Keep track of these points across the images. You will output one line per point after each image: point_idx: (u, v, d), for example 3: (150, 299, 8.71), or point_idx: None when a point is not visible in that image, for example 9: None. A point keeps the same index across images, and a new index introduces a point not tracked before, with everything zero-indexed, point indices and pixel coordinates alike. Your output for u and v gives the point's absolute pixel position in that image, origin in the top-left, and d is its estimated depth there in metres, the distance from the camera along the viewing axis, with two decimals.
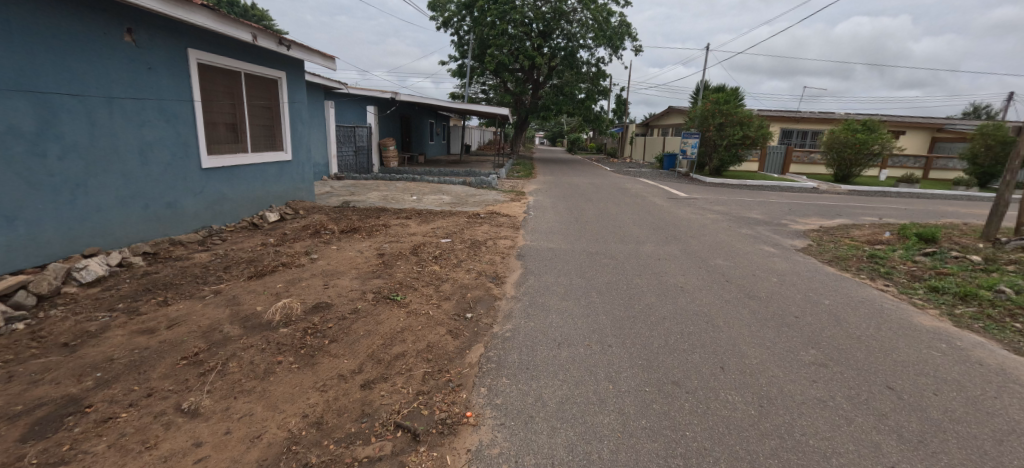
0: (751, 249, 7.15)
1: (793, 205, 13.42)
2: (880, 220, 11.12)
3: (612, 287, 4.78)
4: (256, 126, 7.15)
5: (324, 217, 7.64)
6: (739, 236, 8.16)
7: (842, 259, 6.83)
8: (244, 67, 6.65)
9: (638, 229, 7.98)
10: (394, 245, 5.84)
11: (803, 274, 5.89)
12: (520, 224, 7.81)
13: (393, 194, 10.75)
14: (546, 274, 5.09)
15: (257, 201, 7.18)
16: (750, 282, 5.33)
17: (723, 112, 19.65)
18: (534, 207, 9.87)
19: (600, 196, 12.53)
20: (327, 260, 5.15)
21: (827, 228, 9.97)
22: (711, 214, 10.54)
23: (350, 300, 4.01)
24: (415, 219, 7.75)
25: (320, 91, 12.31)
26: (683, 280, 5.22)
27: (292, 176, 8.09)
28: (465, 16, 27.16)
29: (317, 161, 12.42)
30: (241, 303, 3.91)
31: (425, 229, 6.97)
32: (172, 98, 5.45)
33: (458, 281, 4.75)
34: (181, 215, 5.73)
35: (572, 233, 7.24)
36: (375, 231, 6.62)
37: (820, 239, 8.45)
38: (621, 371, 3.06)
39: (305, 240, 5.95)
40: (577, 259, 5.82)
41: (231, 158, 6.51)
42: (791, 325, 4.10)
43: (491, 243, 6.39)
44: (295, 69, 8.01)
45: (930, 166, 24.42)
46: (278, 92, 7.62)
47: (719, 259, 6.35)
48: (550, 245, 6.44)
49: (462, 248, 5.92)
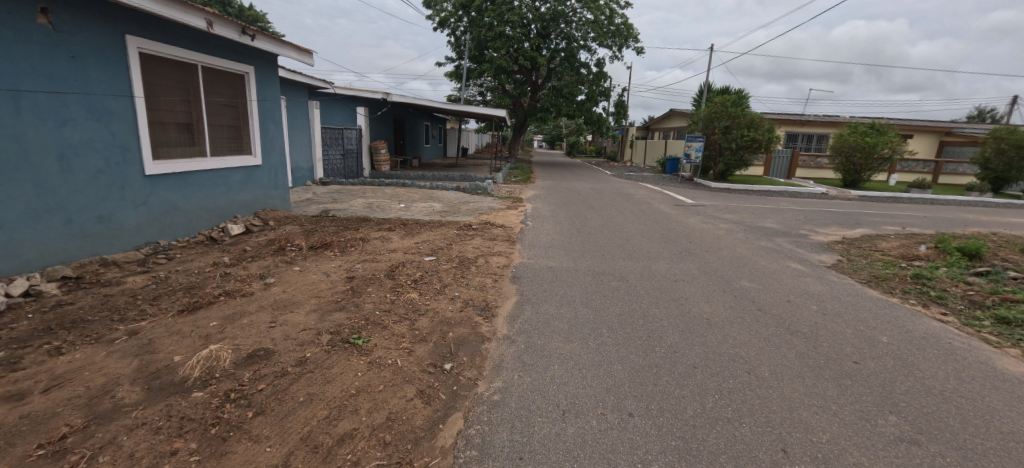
0: (778, 267, 6.32)
1: (808, 213, 12.60)
2: (905, 230, 10.33)
3: (626, 321, 3.96)
4: (217, 127, 6.32)
5: (296, 229, 6.79)
6: (761, 250, 7.33)
7: (882, 279, 6.00)
8: (201, 60, 5.85)
9: (649, 243, 7.12)
10: (369, 265, 4.99)
11: (844, 299, 5.07)
12: (516, 237, 6.99)
13: (379, 201, 9.90)
14: (546, 303, 4.26)
15: (218, 211, 6.34)
16: (787, 312, 4.49)
17: (730, 115, 18.88)
18: (532, 216, 9.04)
19: (603, 203, 11.71)
20: (284, 286, 4.30)
21: (851, 239, 9.15)
22: (724, 224, 9.72)
23: (299, 346, 3.16)
24: (398, 232, 6.89)
25: (303, 90, 11.51)
26: (708, 309, 4.40)
27: (262, 183, 7.26)
28: (462, 16, 26.37)
29: (299, 165, 11.59)
30: (156, 352, 3.06)
31: (410, 245, 6.10)
32: (105, 92, 4.64)
33: (439, 315, 3.90)
34: (119, 230, 4.89)
35: (576, 248, 6.39)
36: (350, 247, 5.77)
37: (848, 254, 7.62)
38: (649, 461, 2.22)
39: (265, 259, 5.10)
40: (582, 282, 4.97)
41: (185, 163, 5.69)
42: (856, 377, 3.26)
43: (484, 261, 5.54)
44: (267, 64, 7.21)
45: (939, 171, 23.73)
46: (245, 88, 6.79)
47: (744, 280, 5.51)
48: (551, 264, 5.59)
49: (449, 269, 5.06)
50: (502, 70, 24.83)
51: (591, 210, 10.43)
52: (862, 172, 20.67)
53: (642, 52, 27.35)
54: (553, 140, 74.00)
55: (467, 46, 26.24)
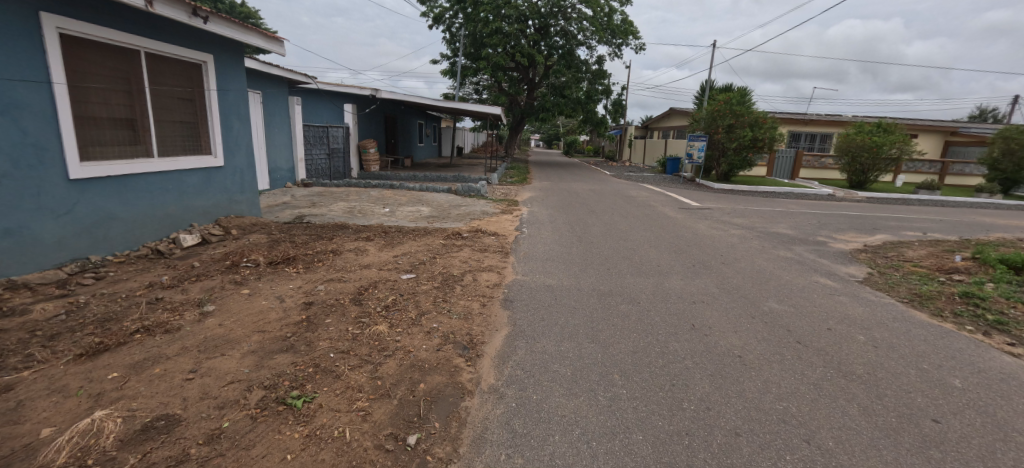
0: (806, 283, 5.57)
1: (821, 217, 11.87)
2: (928, 237, 9.62)
3: (643, 363, 3.20)
4: (166, 123, 5.55)
5: (261, 239, 5.99)
6: (782, 262, 6.60)
7: (925, 297, 5.27)
8: (143, 45, 5.09)
9: (659, 255, 6.36)
10: (333, 286, 4.21)
11: (892, 326, 4.32)
12: (509, 247, 6.23)
13: (362, 205, 9.11)
14: (543, 338, 3.48)
15: (169, 219, 5.56)
16: (833, 348, 3.73)
17: (733, 113, 18.18)
18: (528, 222, 8.28)
19: (604, 207, 10.95)
20: (222, 316, 3.50)
21: (873, 247, 8.43)
22: (736, 230, 9.00)
23: (216, 411, 2.38)
24: (377, 242, 6.10)
25: (282, 85, 10.71)
26: (739, 344, 3.64)
27: (224, 186, 6.45)
28: (457, 11, 25.49)
29: (279, 165, 10.78)
30: (21, 422, 2.28)
31: (387, 258, 5.30)
32: (11, 78, 3.89)
33: (410, 356, 3.11)
34: (33, 244, 4.12)
35: (577, 263, 5.61)
36: (316, 262, 4.97)
37: (877, 266, 6.90)
38: None
39: (212, 279, 4.31)
40: (586, 308, 4.19)
41: (124, 165, 4.93)
42: (943, 446, 2.51)
43: (471, 279, 4.77)
44: (229, 53, 6.43)
45: (946, 172, 23.10)
46: (203, 78, 6.02)
47: (774, 302, 4.74)
48: (549, 283, 4.81)
49: (430, 291, 4.28)
50: (499, 68, 24.04)
51: (592, 215, 9.67)
52: (869, 173, 20.00)
53: (642, 49, 26.62)
54: (550, 139, 73.35)
55: (462, 42, 25.37)
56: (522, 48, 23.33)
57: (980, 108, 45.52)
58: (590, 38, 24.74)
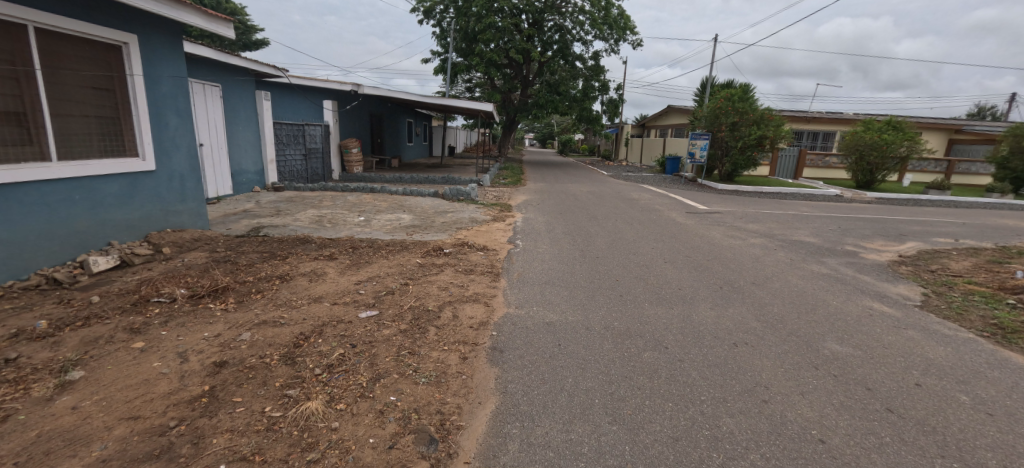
0: (860, 311, 4.58)
1: (839, 221, 10.94)
2: (962, 245, 8.68)
3: (693, 466, 2.17)
4: (73, 117, 4.48)
5: (198, 260, 4.92)
6: (821, 281, 5.60)
7: (1009, 330, 4.26)
8: (31, 18, 4.02)
9: (678, 274, 5.34)
10: (265, 333, 3.15)
11: (994, 378, 3.32)
12: (499, 268, 5.18)
13: (334, 213, 8.02)
14: (547, 421, 2.44)
15: (78, 236, 4.49)
16: (938, 421, 2.72)
17: (738, 110, 17.21)
18: (521, 233, 7.24)
19: (605, 212, 9.95)
20: (83, 393, 2.44)
21: (911, 258, 7.45)
22: (755, 239, 8.02)
23: None
24: (340, 262, 5.02)
25: (247, 78, 9.58)
26: (816, 421, 2.62)
27: (156, 195, 5.37)
28: (447, 4, 24.39)
29: (244, 167, 9.66)
30: None
31: (347, 286, 4.22)
32: None
33: (347, 461, 2.07)
34: None
35: (582, 289, 4.56)
36: (253, 293, 3.89)
37: (926, 284, 5.93)
38: None
39: (102, 325, 3.24)
40: (600, 361, 3.15)
41: (4, 170, 3.86)
42: None
43: (449, 317, 3.71)
44: (162, 34, 5.36)
45: (952, 170, 22.32)
46: (124, 63, 4.94)
47: (833, 342, 3.73)
48: (549, 321, 3.77)
49: (393, 340, 3.21)
50: (492, 64, 22.96)
51: (593, 222, 8.65)
52: (877, 173, 19.08)
53: (639, 45, 25.70)
54: (545, 137, 72.46)
55: (452, 38, 24.30)
56: (515, 42, 22.26)
57: (979, 105, 45.03)
58: (586, 33, 23.79)
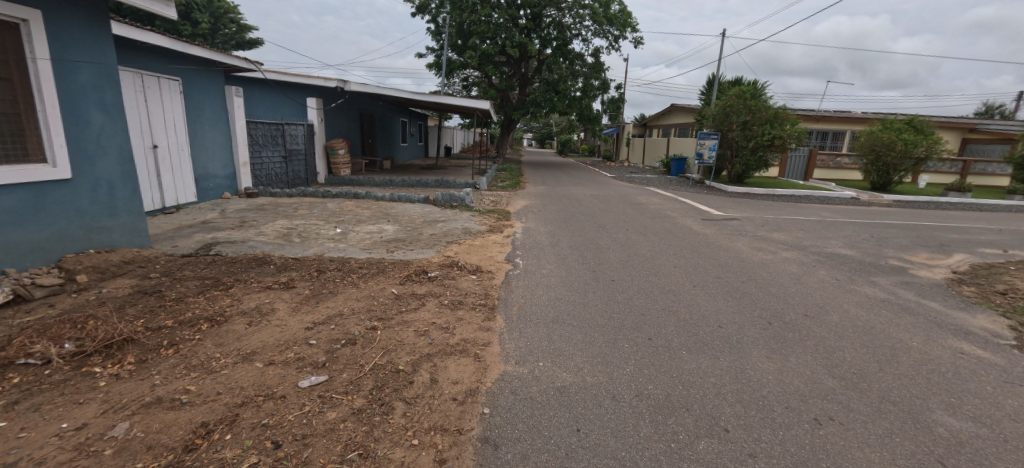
0: (952, 358, 3.59)
1: (869, 228, 9.94)
2: (1016, 258, 7.69)
3: None
4: None
5: (118, 292, 3.92)
6: (883, 311, 4.62)
7: None
8: None
9: (715, 306, 4.35)
10: (149, 424, 2.15)
11: None
12: (494, 299, 4.18)
13: (307, 224, 7.03)
14: None
15: None
16: None
17: (749, 109, 16.26)
18: (521, 248, 6.26)
19: (614, 220, 8.98)
20: None
21: (968, 274, 6.45)
22: (787, 252, 7.05)
23: None
24: (295, 294, 4.00)
25: (212, 71, 8.55)
26: None
27: (74, 208, 4.38)
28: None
29: (212, 170, 8.64)
30: None
31: (295, 333, 3.21)
32: None
33: None
34: None
35: (600, 331, 3.58)
36: (165, 348, 2.89)
37: (1005, 312, 4.94)
38: None
39: None
40: (638, 462, 2.16)
41: None
42: None
43: (426, 383, 2.71)
44: (78, 13, 4.36)
45: (968, 171, 21.38)
46: (24, 45, 3.95)
47: (944, 414, 2.77)
48: (561, 386, 2.78)
49: (340, 431, 2.22)
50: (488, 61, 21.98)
51: (601, 232, 7.69)
52: (894, 174, 18.09)
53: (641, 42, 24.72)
54: (544, 137, 71.51)
55: (448, 34, 23.28)
56: (512, 38, 21.24)
57: (988, 105, 43.94)
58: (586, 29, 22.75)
